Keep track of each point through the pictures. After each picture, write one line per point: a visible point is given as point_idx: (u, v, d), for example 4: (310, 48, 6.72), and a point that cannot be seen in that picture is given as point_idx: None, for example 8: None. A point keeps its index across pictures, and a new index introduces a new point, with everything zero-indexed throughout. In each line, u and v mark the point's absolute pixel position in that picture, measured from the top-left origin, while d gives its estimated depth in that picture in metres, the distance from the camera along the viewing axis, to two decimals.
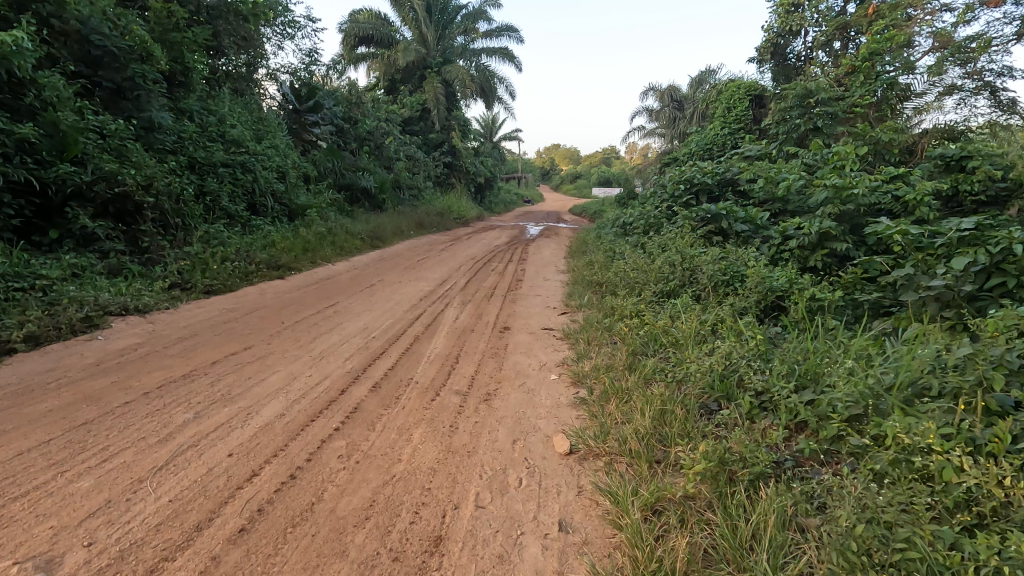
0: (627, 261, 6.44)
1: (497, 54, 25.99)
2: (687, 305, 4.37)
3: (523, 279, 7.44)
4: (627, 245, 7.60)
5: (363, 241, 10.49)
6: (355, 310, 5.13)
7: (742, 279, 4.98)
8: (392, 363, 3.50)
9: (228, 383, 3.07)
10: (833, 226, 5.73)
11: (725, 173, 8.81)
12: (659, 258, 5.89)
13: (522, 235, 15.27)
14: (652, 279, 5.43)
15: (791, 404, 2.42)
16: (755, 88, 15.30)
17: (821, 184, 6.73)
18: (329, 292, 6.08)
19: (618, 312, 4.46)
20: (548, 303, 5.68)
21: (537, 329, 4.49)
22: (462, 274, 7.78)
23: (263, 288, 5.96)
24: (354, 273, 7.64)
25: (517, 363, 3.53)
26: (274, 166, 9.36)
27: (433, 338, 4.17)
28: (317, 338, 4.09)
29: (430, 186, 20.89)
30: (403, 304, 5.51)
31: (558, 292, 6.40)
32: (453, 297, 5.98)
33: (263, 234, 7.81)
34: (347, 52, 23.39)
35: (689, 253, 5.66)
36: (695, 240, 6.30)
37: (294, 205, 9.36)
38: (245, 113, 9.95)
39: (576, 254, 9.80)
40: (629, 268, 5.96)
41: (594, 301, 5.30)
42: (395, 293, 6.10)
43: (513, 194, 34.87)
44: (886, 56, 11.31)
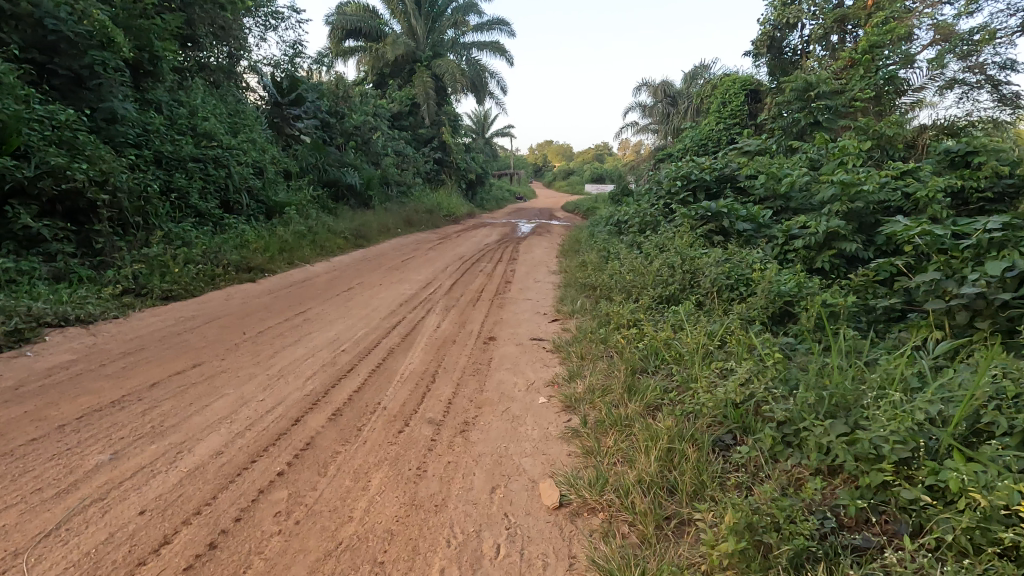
0: (623, 262, 6.06)
1: (488, 48, 25.52)
2: (692, 313, 3.98)
3: (513, 280, 7.03)
4: (622, 244, 7.21)
5: (346, 240, 10.04)
6: (327, 318, 4.70)
7: (747, 283, 4.61)
8: (359, 384, 3.08)
9: (163, 412, 2.64)
10: (842, 225, 5.38)
11: (724, 169, 8.44)
12: (657, 259, 5.50)
13: (512, 233, 14.86)
14: (651, 282, 5.04)
15: (823, 441, 2.02)
16: (751, 82, 14.91)
17: (827, 180, 6.37)
18: (303, 296, 5.65)
19: (614, 321, 4.07)
20: (538, 309, 5.29)
21: (525, 340, 4.08)
22: (449, 276, 7.36)
23: (230, 292, 5.51)
24: (332, 274, 7.20)
25: (501, 382, 3.13)
26: (251, 162, 8.88)
27: (410, 351, 3.76)
28: (280, 353, 3.66)
29: (419, 183, 20.42)
30: (381, 310, 5.09)
31: (550, 295, 6.00)
32: (437, 302, 5.56)
33: (236, 233, 7.35)
34: (335, 45, 22.85)
35: (689, 254, 5.28)
36: (695, 240, 5.92)
37: (272, 202, 8.90)
38: (221, 105, 9.47)
39: (568, 253, 9.41)
40: (625, 270, 5.58)
41: (588, 307, 4.91)
42: (374, 298, 5.67)
43: (505, 191, 34.42)
44: (886, 49, 10.98)
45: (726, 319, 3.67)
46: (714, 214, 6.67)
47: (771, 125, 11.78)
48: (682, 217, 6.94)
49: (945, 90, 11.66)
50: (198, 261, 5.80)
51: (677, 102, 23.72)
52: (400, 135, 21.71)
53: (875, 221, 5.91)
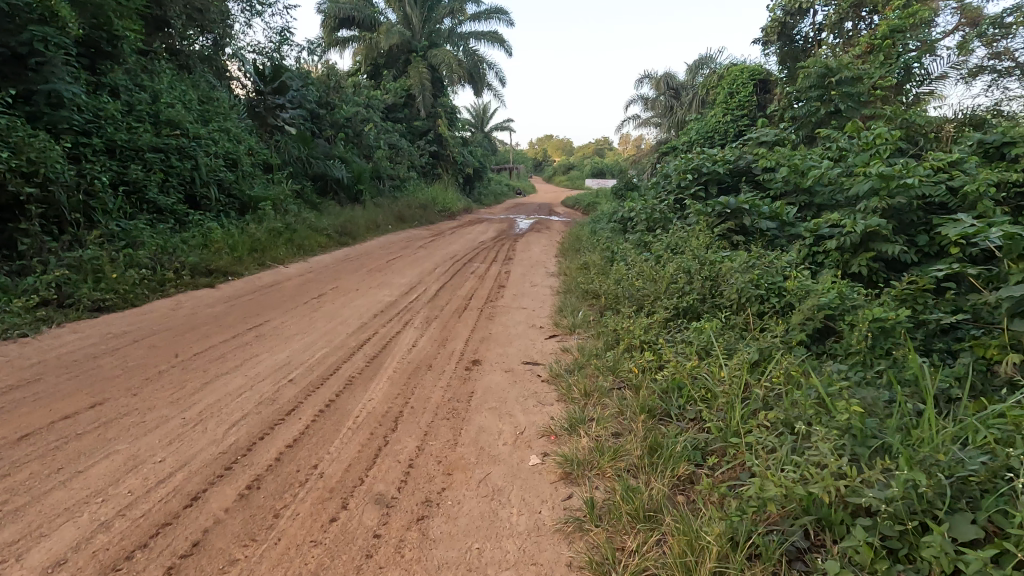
0: (629, 265, 5.36)
1: (486, 38, 24.70)
2: (723, 332, 3.26)
3: (507, 284, 6.31)
4: (627, 244, 6.50)
5: (329, 238, 9.32)
6: (285, 334, 3.98)
7: (780, 294, 3.89)
8: (299, 433, 2.38)
9: (17, 484, 1.95)
10: (884, 225, 4.66)
11: (738, 162, 7.72)
12: (671, 263, 4.77)
13: (509, 229, 14.13)
14: (666, 291, 4.33)
15: (960, 567, 1.33)
16: (760, 72, 14.11)
17: (861, 173, 5.63)
18: (265, 304, 4.94)
19: (625, 343, 3.37)
20: (534, 321, 4.57)
21: (516, 364, 3.37)
22: (436, 278, 6.63)
23: (180, 300, 4.79)
24: (307, 277, 6.49)
25: (482, 431, 2.42)
26: (222, 153, 8.13)
27: (373, 381, 3.05)
28: (210, 385, 2.94)
29: (414, 177, 19.68)
30: (351, 322, 4.37)
31: (547, 303, 5.30)
32: (417, 312, 4.84)
33: (199, 231, 6.63)
34: (327, 34, 22.06)
35: (708, 259, 4.57)
36: (712, 241, 5.21)
37: (245, 196, 8.18)
38: (193, 91, 8.71)
39: (569, 253, 8.70)
40: (634, 276, 4.86)
41: (593, 321, 4.21)
42: (347, 307, 4.96)
43: (504, 186, 33.64)
44: (908, 35, 10.21)
45: (766, 342, 2.96)
46: (732, 211, 5.92)
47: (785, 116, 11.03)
48: (695, 211, 6.18)
49: (967, 79, 10.93)
50: (144, 265, 5.08)
51: (680, 95, 22.93)
52: (394, 127, 20.92)
53: (918, 220, 5.18)
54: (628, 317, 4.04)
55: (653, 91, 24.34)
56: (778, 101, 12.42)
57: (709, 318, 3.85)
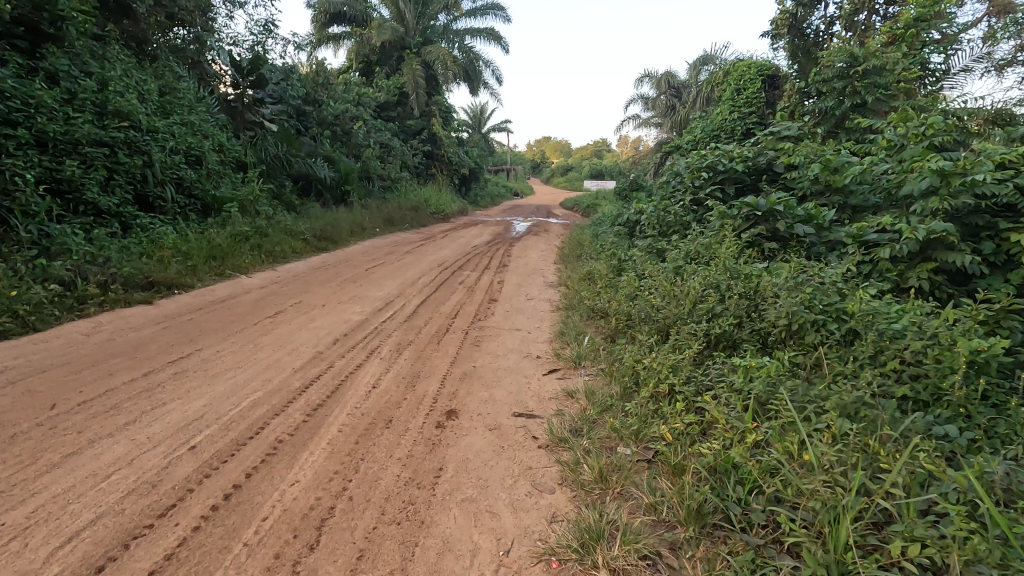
0: (643, 277, 4.56)
1: (483, 35, 23.91)
2: (784, 377, 2.45)
3: (499, 298, 5.51)
4: (637, 251, 5.71)
5: (306, 242, 8.52)
6: (214, 371, 3.14)
7: (840, 318, 3.09)
8: (165, 557, 1.56)
9: None
10: (951, 230, 3.84)
11: (758, 159, 6.92)
12: (695, 279, 3.94)
13: (504, 233, 13.31)
14: (694, 315, 3.51)
15: None
16: (768, 67, 13.24)
17: (911, 171, 4.82)
18: (206, 326, 4.10)
19: (649, 389, 2.57)
20: (529, 347, 3.74)
21: (506, 418, 2.55)
22: (419, 290, 5.81)
23: (100, 322, 3.95)
24: (269, 289, 5.65)
25: (448, 551, 1.61)
26: (183, 148, 7.28)
27: (307, 449, 2.23)
28: (76, 458, 2.11)
29: (406, 177, 18.86)
30: (304, 352, 3.53)
31: (547, 321, 4.50)
32: (388, 334, 4.01)
33: (147, 237, 5.81)
34: (318, 30, 21.23)
35: (743, 272, 3.77)
36: (741, 249, 4.41)
37: (209, 197, 7.35)
38: (153, 82, 7.85)
39: (571, 259, 7.90)
40: (651, 294, 4.03)
41: (604, 351, 3.38)
42: (304, 329, 4.12)
43: (501, 187, 32.83)
44: (934, 25, 9.33)
45: (848, 393, 2.16)
46: (763, 215, 4.98)
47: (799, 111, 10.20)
48: (716, 213, 5.24)
49: (992, 72, 10.15)
50: (63, 278, 4.25)
51: (681, 94, 22.16)
52: (387, 126, 20.08)
53: (985, 225, 4.34)
54: (650, 347, 3.21)
55: (654, 90, 23.52)
56: (789, 97, 11.56)
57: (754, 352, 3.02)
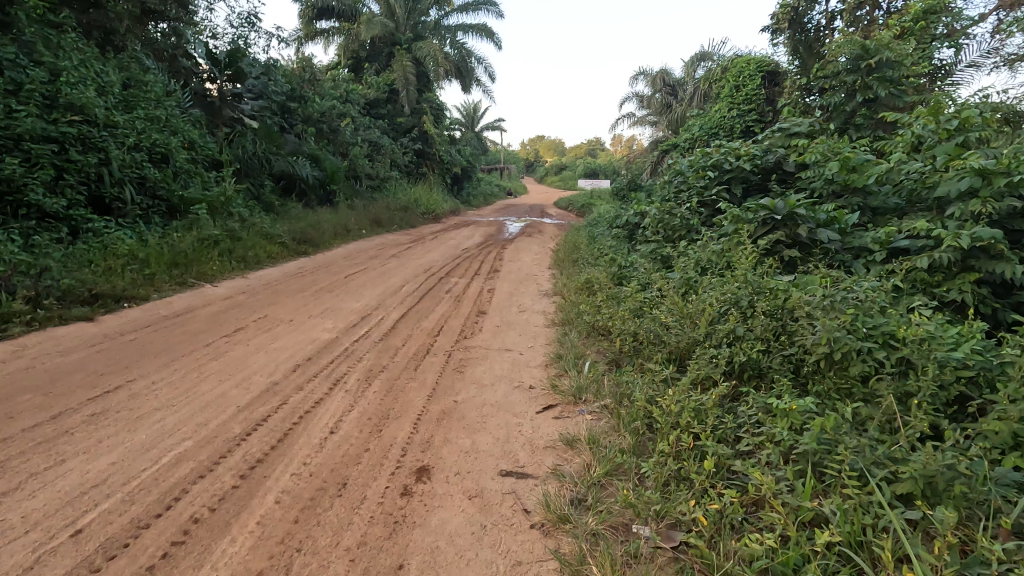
0: (649, 290, 4.08)
1: (475, 31, 23.37)
2: (840, 428, 1.95)
3: (489, 310, 5.01)
4: (640, 258, 5.23)
5: (284, 246, 7.97)
6: (141, 411, 2.60)
7: (890, 345, 2.61)
8: None
9: None
10: (1001, 237, 3.38)
11: (767, 156, 6.45)
12: (711, 294, 3.43)
13: (497, 234, 12.81)
14: (715, 340, 3.02)
15: None
16: (767, 62, 12.48)
17: (945, 170, 4.34)
18: (149, 349, 3.55)
19: (668, 443, 2.08)
20: (520, 374, 3.23)
21: (492, 479, 2.05)
22: (401, 301, 5.29)
23: (21, 345, 3.41)
24: (233, 301, 5.11)
25: None
26: (148, 144, 6.71)
27: (229, 533, 1.71)
28: None
29: (396, 176, 18.30)
30: (255, 383, 2.99)
31: (542, 339, 4.01)
32: (359, 358, 3.49)
33: (99, 243, 5.29)
34: (305, 25, 20.61)
35: (767, 286, 3.28)
36: (761, 258, 3.92)
37: (176, 198, 6.80)
38: (117, 74, 7.28)
39: (566, 265, 7.40)
40: (661, 311, 3.53)
41: (609, 383, 2.89)
42: (263, 351, 3.58)
43: (494, 187, 32.30)
44: (944, 19, 8.83)
45: (929, 459, 1.68)
46: (783, 219, 4.36)
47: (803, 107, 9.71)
48: (728, 215, 4.66)
49: (1003, 67, 9.70)
50: None
51: (677, 92, 21.71)
52: (376, 124, 19.49)
53: None
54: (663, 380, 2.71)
55: (649, 88, 23.05)
56: (789, 95, 11.00)
57: (790, 390, 2.53)
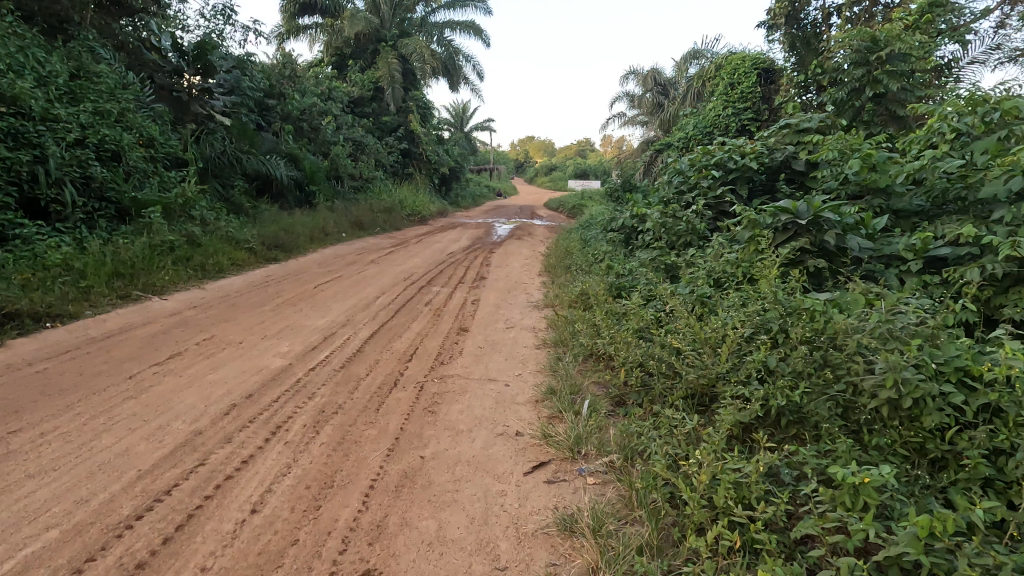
0: (656, 307, 3.53)
1: (463, 27, 22.79)
2: (946, 526, 1.41)
3: (472, 326, 4.44)
4: (641, 267, 4.68)
5: (252, 252, 7.35)
6: (7, 480, 2.00)
7: (968, 386, 2.07)
8: None
9: None
10: None
11: (775, 155, 5.93)
12: (734, 315, 2.88)
13: (484, 236, 12.19)
14: (746, 378, 2.47)
15: None
16: (763, 60, 11.95)
17: (992, 169, 3.82)
18: (55, 384, 2.94)
19: (704, 543, 1.54)
20: (505, 415, 2.67)
21: None
22: (373, 316, 4.70)
23: None
24: (180, 317, 4.48)
25: None
26: (95, 141, 6.05)
27: None
28: None
29: (381, 176, 17.63)
30: (172, 433, 2.38)
31: (532, 365, 3.45)
32: (312, 394, 2.90)
33: (26, 253, 4.65)
34: (287, 21, 19.90)
35: (800, 306, 2.74)
36: (784, 270, 3.39)
37: (127, 199, 6.15)
38: (63, 64, 6.59)
39: (558, 272, 6.85)
40: (674, 335, 2.97)
41: (615, 431, 2.34)
42: (195, 385, 2.97)
43: (484, 188, 31.73)
44: (954, 10, 8.27)
45: None
46: (809, 223, 3.72)
47: (801, 105, 9.23)
48: (743, 219, 4.09)
49: (1008, 63, 9.27)
50: None
51: (668, 91, 21.25)
52: (360, 122, 18.82)
53: None
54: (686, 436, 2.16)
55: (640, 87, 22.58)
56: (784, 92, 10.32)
57: (849, 451, 1.99)
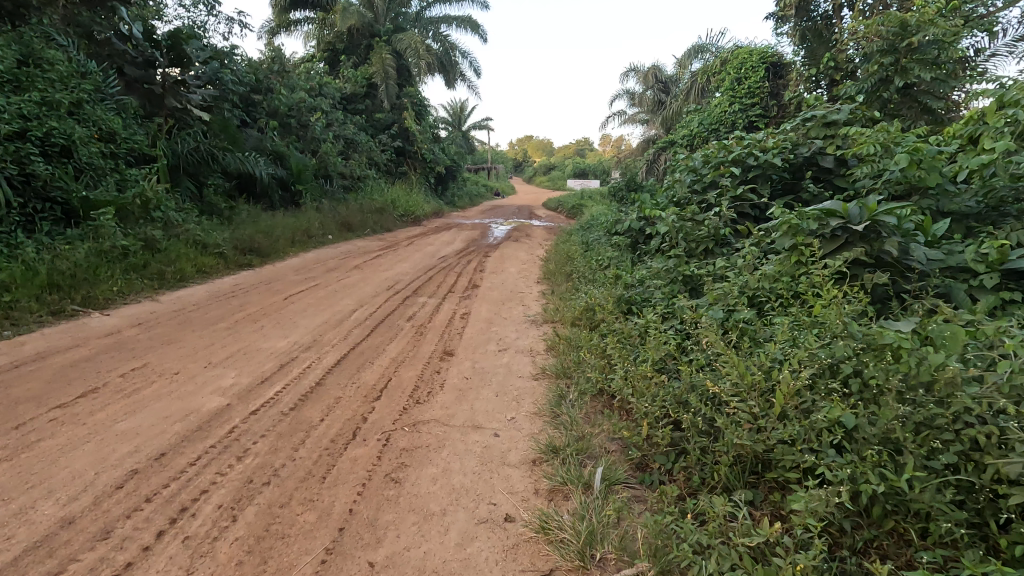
0: (681, 333, 2.89)
1: (460, 22, 22.13)
2: None
3: (458, 349, 3.79)
4: (656, 278, 4.04)
5: (222, 256, 6.70)
6: None
7: None
8: None
9: None
10: None
11: (800, 150, 5.29)
12: (790, 351, 2.23)
13: (480, 238, 11.55)
14: (818, 444, 1.82)
15: None
16: (771, 54, 11.19)
17: None
18: None
19: None
20: (493, 487, 2.03)
21: None
22: (343, 336, 4.04)
23: None
24: (117, 337, 3.82)
25: None
26: (39, 134, 5.39)
27: None
28: None
29: (373, 175, 16.95)
30: (30, 524, 1.73)
31: (529, 404, 2.82)
32: (246, 450, 2.26)
33: None
34: (277, 15, 19.18)
35: (879, 339, 2.10)
36: (839, 287, 2.75)
37: (75, 199, 5.49)
38: (8, 48, 5.91)
39: (559, 280, 6.21)
40: (709, 376, 2.32)
41: (643, 524, 1.70)
42: (97, 438, 2.33)
43: (481, 187, 31.07)
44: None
45: None
46: (864, 229, 3.07)
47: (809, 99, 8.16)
48: (780, 224, 3.43)
49: None
50: None
51: (669, 89, 20.55)
52: (353, 119, 18.14)
53: None
54: (747, 547, 1.53)
55: (640, 85, 21.90)
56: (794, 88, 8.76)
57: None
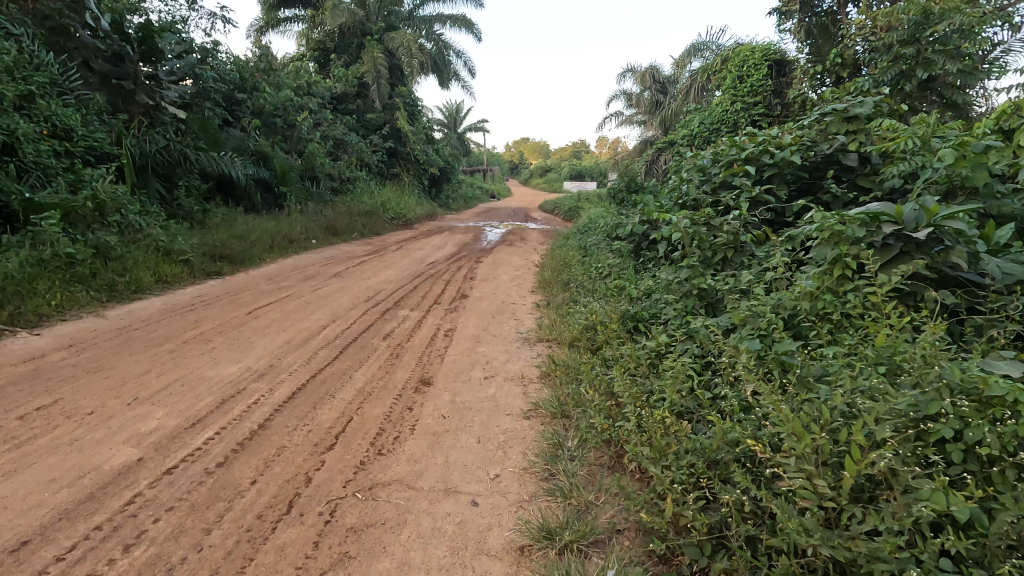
0: (704, 366, 2.34)
1: (454, 20, 21.58)
2: None
3: (436, 376, 3.24)
4: (668, 292, 3.49)
5: (188, 263, 6.14)
6: None
7: None
8: None
9: None
10: None
11: (822, 146, 4.75)
12: (859, 402, 1.69)
13: (473, 242, 11.00)
14: (923, 551, 1.28)
15: None
16: (775, 51, 10.69)
17: None
18: None
19: None
20: None
21: None
22: (305, 359, 3.49)
23: None
24: (36, 363, 3.25)
25: None
26: None
27: None
28: None
29: (363, 177, 16.39)
30: None
31: (517, 455, 2.27)
32: (141, 535, 1.70)
33: None
34: (267, 12, 18.69)
35: (985, 385, 1.54)
36: (899, 310, 2.22)
37: (16, 202, 4.93)
38: None
39: (557, 290, 5.67)
40: (751, 432, 1.78)
41: None
42: None
43: (477, 189, 30.51)
44: None
45: None
46: (923, 238, 2.53)
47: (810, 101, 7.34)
48: (817, 229, 2.88)
49: None
50: None
51: (667, 90, 20.05)
52: (344, 119, 17.59)
53: None
54: None
55: (637, 86, 21.39)
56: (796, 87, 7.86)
57: None
